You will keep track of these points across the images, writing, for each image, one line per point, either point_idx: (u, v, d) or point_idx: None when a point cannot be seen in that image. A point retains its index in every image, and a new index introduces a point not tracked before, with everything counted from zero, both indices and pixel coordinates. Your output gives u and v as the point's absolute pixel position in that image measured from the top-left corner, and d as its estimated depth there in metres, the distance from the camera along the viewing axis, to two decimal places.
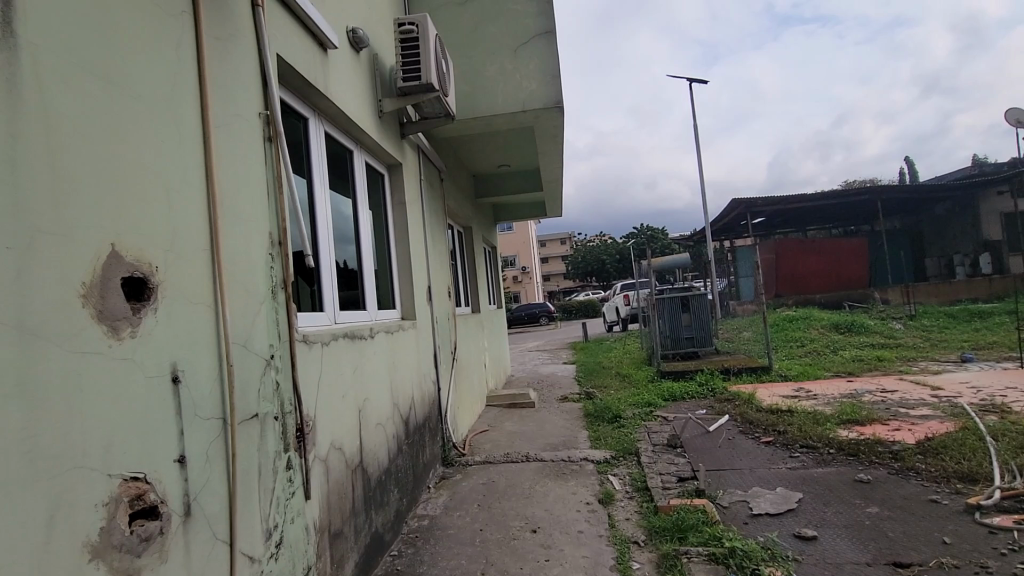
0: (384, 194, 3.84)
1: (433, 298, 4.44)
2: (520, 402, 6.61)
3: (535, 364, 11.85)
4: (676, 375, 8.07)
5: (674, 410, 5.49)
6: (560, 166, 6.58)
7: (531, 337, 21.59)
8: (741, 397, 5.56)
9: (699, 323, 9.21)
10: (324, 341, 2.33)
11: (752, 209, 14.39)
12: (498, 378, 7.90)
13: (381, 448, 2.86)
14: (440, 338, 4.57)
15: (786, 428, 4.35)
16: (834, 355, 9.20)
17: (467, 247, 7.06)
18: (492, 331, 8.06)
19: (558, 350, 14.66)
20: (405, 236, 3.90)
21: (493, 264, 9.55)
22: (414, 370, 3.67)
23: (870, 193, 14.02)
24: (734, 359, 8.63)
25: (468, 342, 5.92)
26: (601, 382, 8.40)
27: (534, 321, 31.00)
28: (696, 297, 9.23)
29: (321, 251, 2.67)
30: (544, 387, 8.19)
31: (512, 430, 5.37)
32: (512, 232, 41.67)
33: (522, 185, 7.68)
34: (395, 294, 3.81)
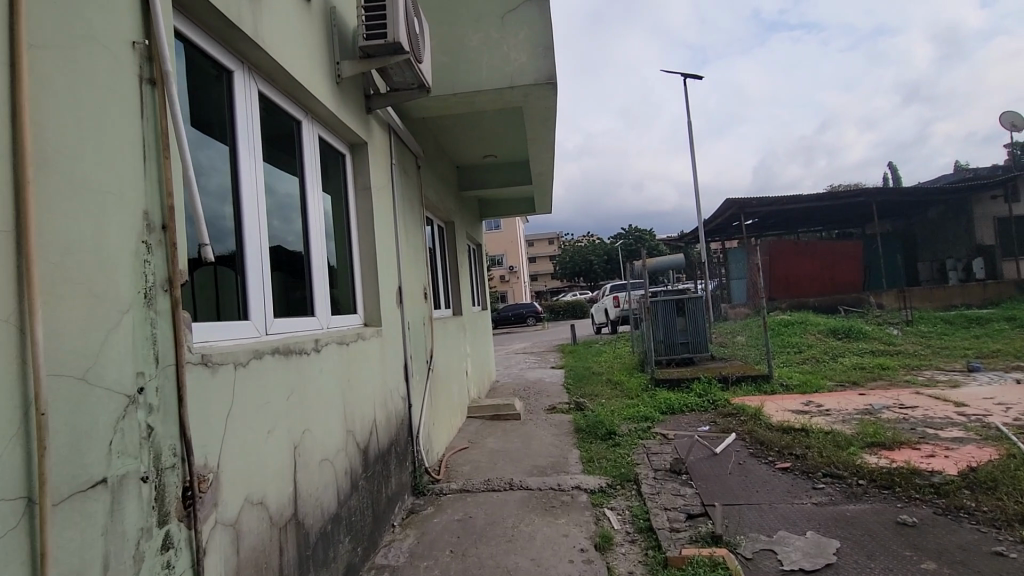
0: (346, 179, 3.26)
1: (405, 301, 3.86)
2: (505, 413, 6.06)
3: (522, 368, 11.31)
4: (671, 383, 7.56)
5: (674, 427, 4.96)
6: (551, 157, 6.03)
7: (518, 338, 21.05)
8: (747, 411, 5.06)
9: (694, 327, 8.75)
10: (241, 362, 1.75)
11: (746, 210, 13.97)
12: (481, 385, 7.34)
13: (327, 491, 2.29)
14: (413, 348, 3.99)
15: (804, 452, 3.84)
16: (835, 363, 8.75)
17: (448, 245, 6.49)
18: (476, 334, 7.49)
19: (545, 353, 14.13)
20: (370, 229, 3.33)
21: (477, 263, 8.98)
22: (377, 388, 3.08)
23: (866, 195, 13.67)
24: (731, 366, 8.17)
25: (448, 350, 5.34)
26: (592, 391, 7.87)
27: (521, 321, 30.44)
28: (692, 301, 8.73)
29: (247, 243, 2.09)
30: (530, 395, 7.65)
31: (495, 448, 4.82)
32: (499, 231, 41.06)
33: (509, 178, 7.11)
34: (357, 297, 3.23)
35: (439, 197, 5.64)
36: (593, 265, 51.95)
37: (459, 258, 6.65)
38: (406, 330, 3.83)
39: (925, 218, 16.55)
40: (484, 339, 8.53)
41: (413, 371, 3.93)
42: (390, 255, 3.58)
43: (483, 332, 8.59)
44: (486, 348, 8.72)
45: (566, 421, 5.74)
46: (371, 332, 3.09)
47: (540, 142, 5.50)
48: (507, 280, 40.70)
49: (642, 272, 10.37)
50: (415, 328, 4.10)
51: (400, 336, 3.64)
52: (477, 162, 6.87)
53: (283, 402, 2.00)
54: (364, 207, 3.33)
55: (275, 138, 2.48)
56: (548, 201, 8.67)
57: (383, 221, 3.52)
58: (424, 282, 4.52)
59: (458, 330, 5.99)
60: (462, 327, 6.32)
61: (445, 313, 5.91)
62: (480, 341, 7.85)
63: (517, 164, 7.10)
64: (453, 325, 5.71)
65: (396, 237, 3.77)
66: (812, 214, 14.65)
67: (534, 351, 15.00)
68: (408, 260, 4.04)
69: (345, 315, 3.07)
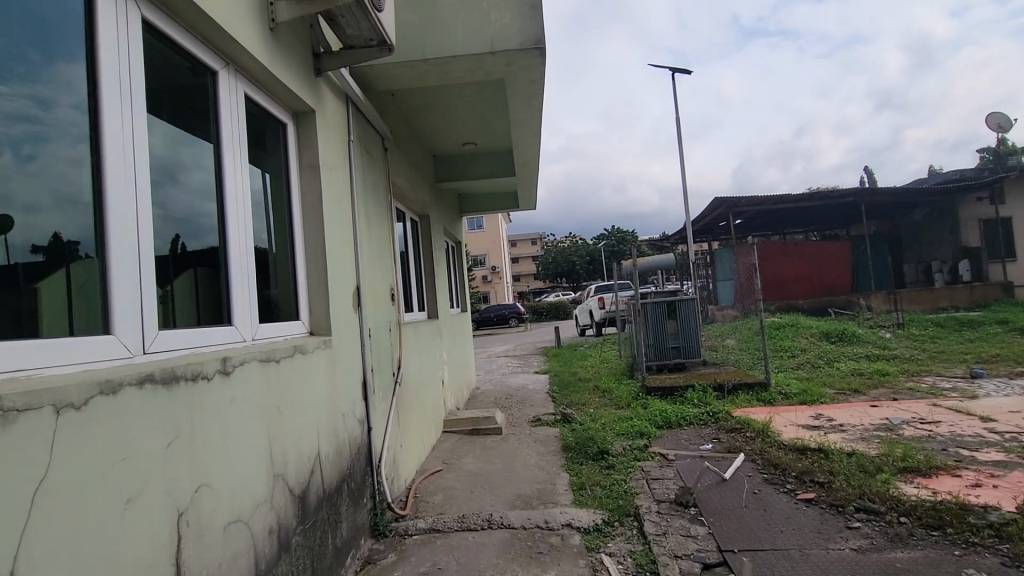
0: (288, 154, 2.66)
1: (364, 305, 3.27)
2: (485, 427, 5.48)
3: (504, 373, 10.73)
4: (664, 392, 7.04)
5: (674, 445, 4.43)
6: (536, 144, 5.47)
7: (500, 340, 20.49)
8: (754, 427, 4.55)
9: (686, 331, 8.25)
10: (73, 401, 1.15)
11: (735, 209, 13.57)
12: (460, 394, 6.75)
13: (239, 564, 1.70)
14: (376, 359, 3.39)
15: (827, 479, 3.33)
16: (832, 369, 8.32)
17: (424, 241, 5.89)
18: (455, 339, 6.90)
19: (528, 356, 13.57)
20: (318, 215, 2.72)
21: (456, 262, 8.39)
22: (323, 412, 2.49)
23: (855, 195, 13.38)
24: (725, 373, 7.69)
25: (420, 358, 4.73)
26: (578, 400, 7.32)
27: (504, 322, 29.87)
28: (683, 303, 8.24)
29: (113, 223, 1.47)
30: (513, 404, 7.07)
31: (473, 471, 4.24)
32: (481, 230, 40.40)
33: (491, 169, 6.53)
34: (300, 299, 2.63)
35: (412, 187, 5.04)
36: (576, 266, 51.58)
37: (435, 257, 6.05)
38: (366, 339, 3.23)
39: (910, 219, 16.23)
40: (464, 344, 7.94)
41: (375, 386, 3.33)
42: (345, 249, 2.98)
43: (463, 336, 8.01)
44: (465, 354, 8.13)
45: (552, 437, 5.18)
46: (316, 344, 2.49)
47: (525, 126, 4.93)
48: (489, 280, 40.07)
49: (630, 273, 9.86)
50: (379, 336, 3.50)
51: (357, 346, 3.04)
52: (454, 151, 6.27)
53: (159, 452, 1.41)
54: (311, 190, 2.73)
55: (175, 91, 1.87)
56: (532, 196, 8.11)
57: (337, 208, 2.92)
58: (390, 281, 3.92)
59: (433, 336, 5.39)
60: (438, 332, 5.72)
61: (418, 317, 5.32)
62: (459, 346, 7.26)
63: (500, 154, 6.53)
64: (427, 331, 5.11)
65: (354, 229, 3.17)
66: (801, 215, 14.34)
67: (517, 354, 14.43)
68: (369, 257, 3.44)
69: (283, 322, 2.47)
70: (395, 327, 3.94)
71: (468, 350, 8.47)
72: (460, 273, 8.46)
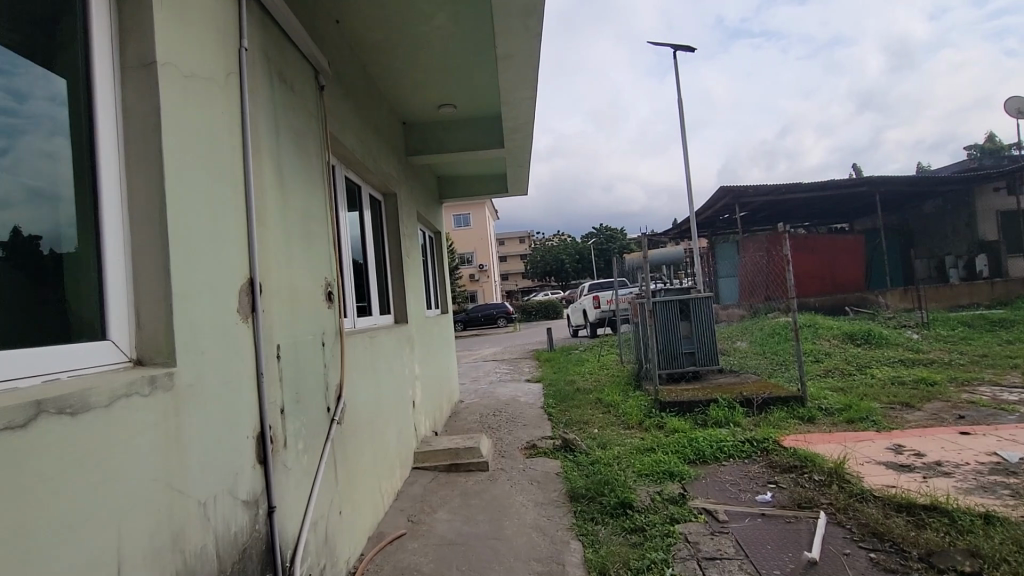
0: (92, 40, 1.45)
1: (268, 311, 2.07)
2: (465, 462, 4.29)
3: (493, 382, 9.54)
4: (682, 409, 5.89)
5: (719, 495, 3.27)
6: (529, 99, 4.28)
7: (489, 343, 19.36)
8: (823, 468, 3.41)
9: (701, 334, 7.10)
10: None
11: (741, 199, 12.48)
12: (437, 415, 5.55)
13: None
14: (291, 394, 2.20)
15: (981, 569, 2.21)
16: (867, 376, 7.23)
17: (390, 227, 4.68)
18: (432, 348, 5.72)
19: (518, 361, 12.41)
20: (153, 153, 1.51)
21: (435, 255, 7.17)
22: (137, 521, 1.29)
23: (870, 185, 12.35)
24: (748, 383, 6.56)
25: (378, 379, 3.54)
26: (579, 419, 6.14)
27: (491, 322, 28.70)
28: (698, 301, 7.09)
29: None
30: (502, 425, 5.88)
31: (448, 538, 3.04)
32: (468, 227, 39.14)
33: (473, 140, 5.33)
34: (110, 304, 1.42)
35: (369, 154, 3.84)
36: (565, 264, 50.55)
37: (405, 249, 4.84)
38: (271, 364, 2.03)
39: (920, 213, 15.24)
40: (445, 352, 6.77)
41: (288, 437, 2.13)
42: (221, 220, 1.78)
43: (445, 343, 6.86)
44: (447, 363, 6.95)
45: (552, 477, 4.00)
46: (123, 391, 1.29)
47: (515, 68, 3.73)
48: (476, 279, 38.84)
49: (633, 268, 8.70)
50: (299, 357, 2.30)
51: (244, 379, 1.84)
52: (428, 115, 5.07)
53: None
54: (141, 109, 1.52)
55: None
56: (524, 177, 6.91)
57: (205, 148, 1.71)
58: (325, 275, 2.72)
59: (399, 347, 4.19)
60: (407, 342, 4.53)
61: (379, 323, 4.13)
62: (438, 355, 6.09)
63: (484, 120, 5.33)
64: (390, 340, 3.93)
65: (245, 188, 1.96)
66: (811, 207, 13.31)
67: (505, 358, 13.25)
68: (280, 235, 2.23)
69: (52, 350, 1.25)
70: (333, 340, 2.74)
71: (450, 358, 7.28)
72: (442, 269, 7.27)
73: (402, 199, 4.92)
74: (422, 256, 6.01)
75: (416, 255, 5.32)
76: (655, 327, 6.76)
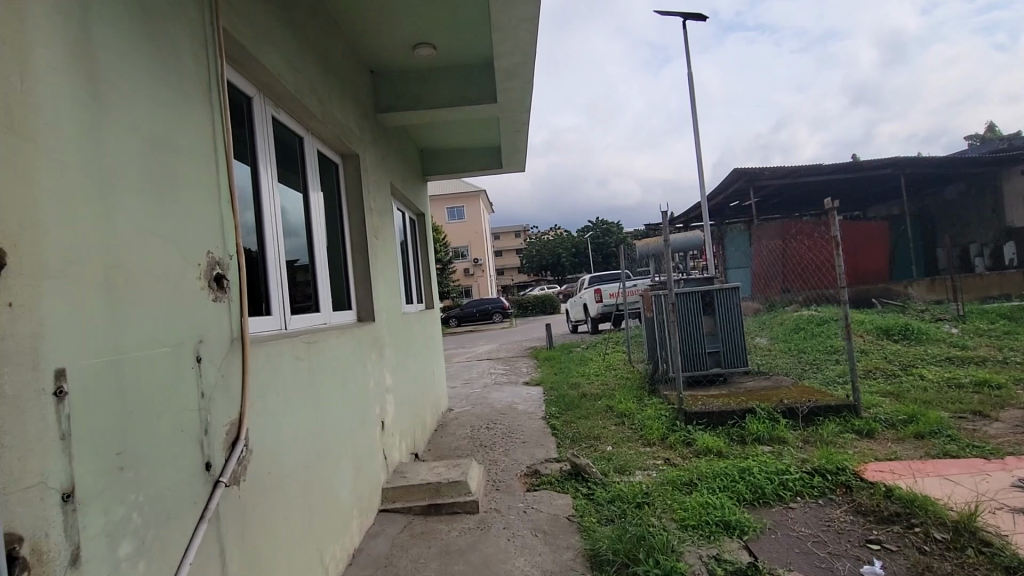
0: None
1: (32, 309, 1.07)
2: (447, 502, 3.30)
3: (488, 384, 8.57)
4: (711, 421, 4.91)
5: (804, 564, 2.30)
6: (527, 25, 3.25)
7: (484, 339, 18.44)
8: (944, 522, 2.45)
9: (727, 331, 6.11)
10: None
11: (756, 183, 11.47)
12: (417, 433, 4.56)
13: None
14: (103, 458, 1.21)
15: None
16: (917, 377, 6.27)
17: (350, 200, 3.65)
18: (412, 350, 4.75)
19: (516, 360, 11.46)
20: None
21: (416, 240, 6.14)
22: None
23: (895, 166, 11.37)
24: (786, 389, 5.58)
25: (321, 401, 2.54)
26: (588, 433, 5.15)
27: (487, 317, 27.74)
28: (723, 293, 6.10)
29: None
30: (496, 442, 4.90)
31: None
32: (462, 220, 38.04)
33: (458, 93, 4.30)
34: None
35: (311, 94, 2.83)
36: (562, 258, 49.60)
37: (373, 228, 3.84)
38: (32, 411, 1.04)
39: (941, 198, 14.23)
40: (430, 354, 5.79)
41: (88, 545, 1.14)
42: None
43: (430, 343, 5.88)
44: (433, 367, 5.97)
45: (562, 525, 3.01)
46: None
47: None
48: (471, 273, 37.83)
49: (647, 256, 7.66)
50: (127, 391, 1.30)
51: None
52: (400, 58, 4.03)
53: None
54: None
55: None
56: (521, 147, 5.89)
57: None
58: (210, 250, 1.72)
59: (359, 353, 3.21)
60: (374, 344, 3.54)
61: (332, 324, 3.13)
62: (420, 359, 5.11)
63: (471, 68, 4.30)
64: (343, 345, 2.94)
65: None
66: (829, 192, 12.31)
67: (501, 357, 12.27)
68: (81, 171, 1.22)
69: None
70: (224, 351, 1.74)
71: (437, 361, 6.31)
72: (427, 258, 6.28)
73: (369, 165, 3.90)
74: (398, 241, 4.99)
75: (390, 237, 4.33)
76: (678, 324, 5.75)
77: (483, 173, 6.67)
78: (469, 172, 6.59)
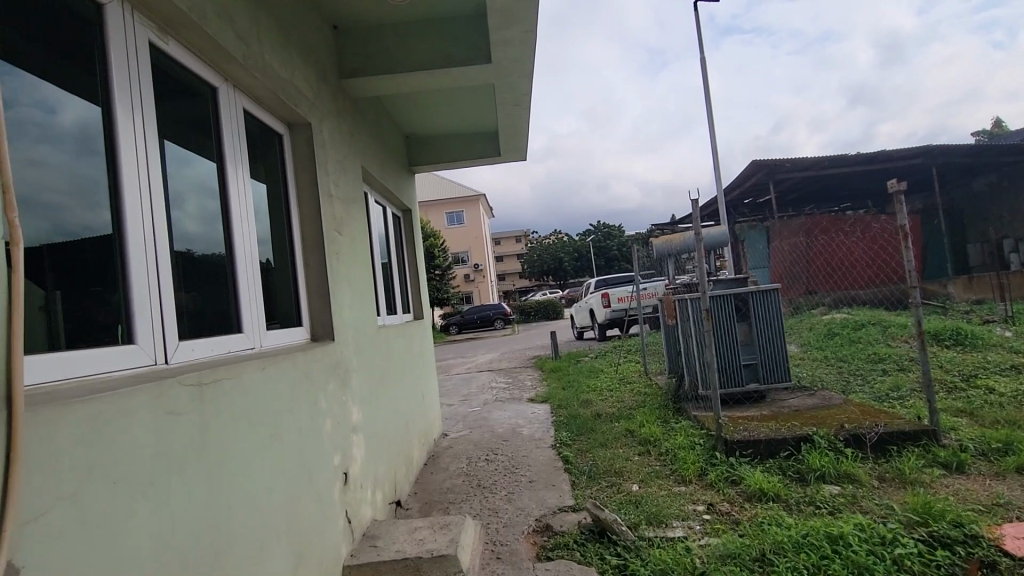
0: None
1: None
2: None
3: (489, 401, 7.72)
4: (759, 452, 4.04)
5: None
6: None
7: (485, 347, 17.59)
8: None
9: (765, 340, 5.22)
10: None
11: (776, 175, 10.59)
12: (399, 474, 3.69)
13: None
14: None
15: None
16: (987, 390, 5.38)
17: (301, 184, 2.80)
18: (392, 370, 3.89)
19: (519, 371, 10.60)
20: None
21: (400, 239, 5.28)
22: None
23: (926, 155, 10.50)
24: (842, 409, 4.70)
25: (230, 472, 1.68)
26: (608, 467, 4.27)
27: (488, 324, 26.93)
28: (760, 296, 5.22)
29: None
30: (498, 483, 4.02)
31: None
32: (462, 225, 37.21)
33: (442, 53, 3.45)
34: None
35: (226, 25, 2.01)
36: (564, 262, 48.77)
37: (335, 221, 3.00)
38: None
39: (970, 191, 13.34)
40: (419, 372, 4.94)
41: None
42: None
43: (420, 359, 5.04)
44: (424, 386, 5.13)
45: None
46: None
47: None
48: (472, 279, 36.98)
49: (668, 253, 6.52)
50: None
51: None
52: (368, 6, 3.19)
53: None
54: None
55: None
56: (521, 129, 5.04)
57: None
58: None
59: (307, 387, 2.35)
60: (332, 371, 2.68)
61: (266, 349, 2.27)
62: (405, 380, 4.25)
63: (457, 21, 3.45)
64: (277, 380, 2.08)
65: None
66: (854, 185, 11.44)
67: (503, 367, 11.39)
68: None
69: None
70: None
71: (428, 377, 5.49)
72: (417, 261, 5.46)
73: (330, 141, 3.06)
74: (373, 239, 4.13)
75: (361, 233, 3.50)
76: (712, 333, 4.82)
77: (478, 162, 5.83)
78: (462, 162, 5.76)
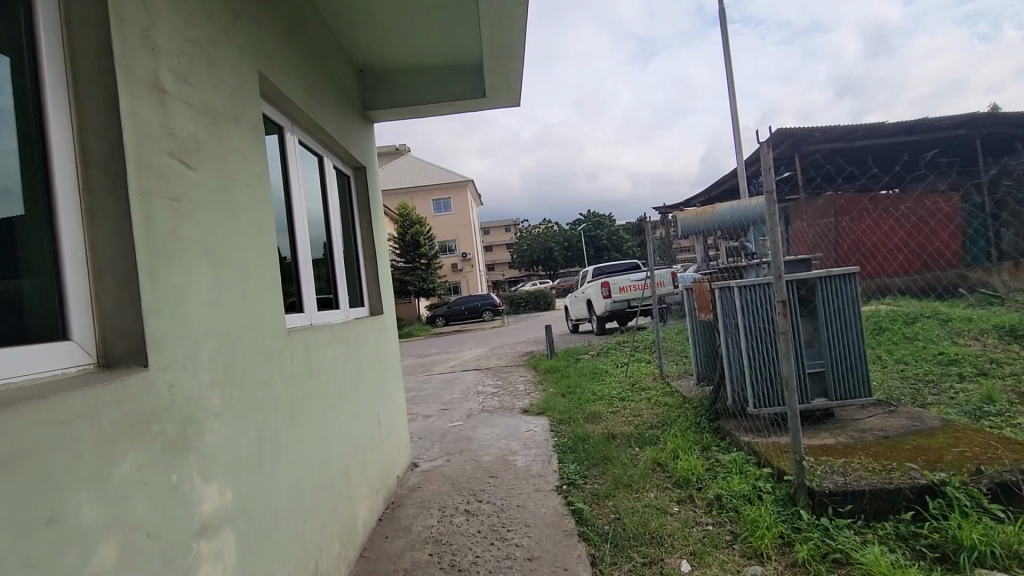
0: None
1: None
2: None
3: (474, 410, 6.42)
4: (863, 511, 2.79)
5: None
6: None
7: (472, 341, 16.32)
8: None
9: (836, 341, 3.92)
10: None
11: (802, 147, 9.29)
12: (322, 563, 2.34)
13: None
14: None
15: None
16: None
17: (81, 54, 1.38)
18: (318, 395, 2.53)
19: (510, 370, 9.31)
20: None
21: (347, 206, 3.89)
22: None
23: (971, 125, 9.25)
24: (955, 438, 3.44)
25: None
26: (640, 526, 2.97)
27: (476, 315, 25.67)
28: (830, 283, 3.91)
29: None
30: (480, 562, 2.70)
31: None
32: (450, 212, 35.72)
33: None
34: None
35: None
36: (555, 251, 47.54)
37: (175, 140, 1.61)
38: None
39: None
40: (376, 388, 3.60)
41: None
42: None
43: (377, 368, 3.68)
44: (385, 402, 3.80)
45: None
46: None
47: None
48: (459, 268, 35.51)
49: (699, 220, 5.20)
50: None
51: None
52: None
53: None
54: None
55: None
56: (514, 53, 3.66)
57: None
58: None
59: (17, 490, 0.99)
60: (134, 432, 1.31)
61: None
62: (345, 406, 2.90)
63: None
64: None
65: None
66: (885, 160, 10.19)
67: (491, 366, 10.04)
68: None
69: None
70: None
71: (393, 390, 4.15)
72: (374, 235, 4.09)
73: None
74: (288, 197, 2.74)
75: (250, 177, 2.11)
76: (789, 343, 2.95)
77: (458, 110, 4.44)
78: (437, 108, 4.36)
